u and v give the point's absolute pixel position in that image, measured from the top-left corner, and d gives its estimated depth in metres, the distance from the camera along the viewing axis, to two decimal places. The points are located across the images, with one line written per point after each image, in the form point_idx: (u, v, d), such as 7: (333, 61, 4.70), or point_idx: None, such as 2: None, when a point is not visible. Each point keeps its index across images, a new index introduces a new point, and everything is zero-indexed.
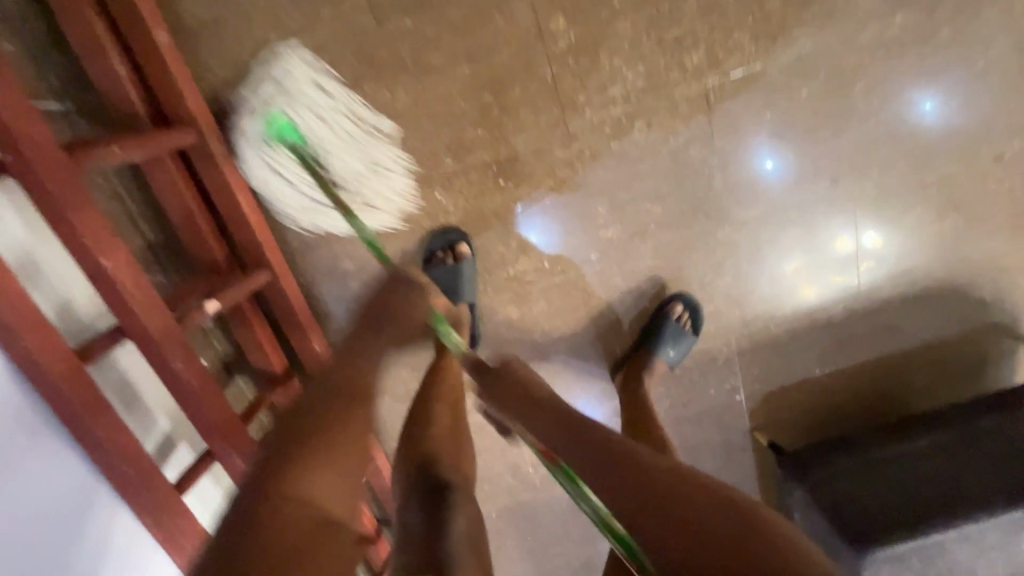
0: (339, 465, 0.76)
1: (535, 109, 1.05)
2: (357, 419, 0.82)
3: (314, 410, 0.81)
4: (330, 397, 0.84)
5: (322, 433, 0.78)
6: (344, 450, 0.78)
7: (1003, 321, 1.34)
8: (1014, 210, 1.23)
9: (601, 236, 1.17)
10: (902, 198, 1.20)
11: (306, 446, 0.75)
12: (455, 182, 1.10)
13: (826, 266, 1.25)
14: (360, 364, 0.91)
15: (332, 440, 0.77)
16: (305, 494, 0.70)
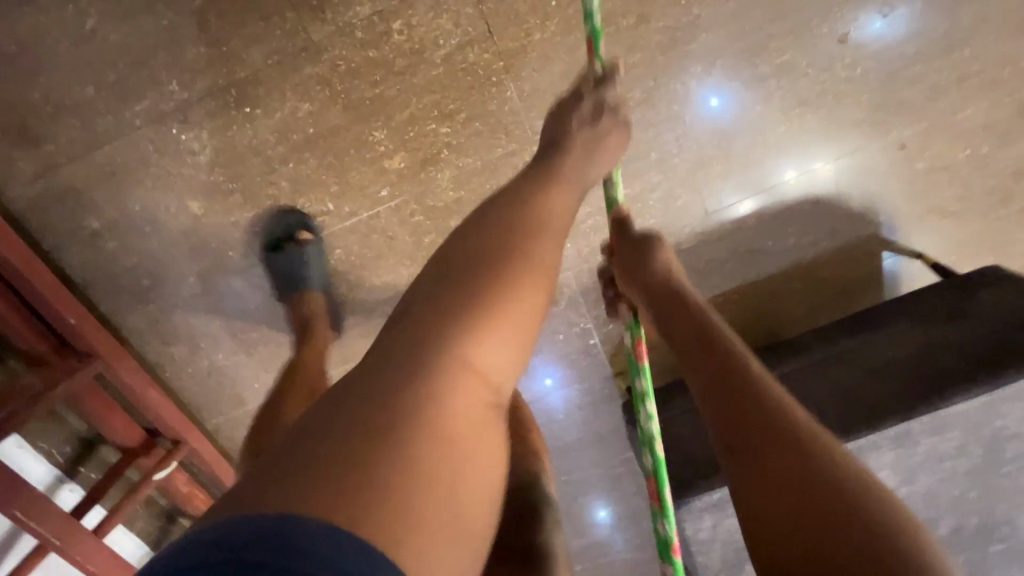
0: (522, 338, 0.53)
1: (264, 14, 0.89)
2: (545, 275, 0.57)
3: (487, 268, 0.54)
4: (501, 256, 0.55)
5: (499, 293, 0.52)
6: (530, 321, 0.54)
7: (880, 231, 1.19)
8: (874, 99, 1.07)
9: (386, 166, 1.01)
10: (744, 93, 1.04)
11: (482, 296, 0.52)
12: (191, 114, 0.93)
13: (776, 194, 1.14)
14: (550, 202, 0.64)
15: (518, 314, 0.53)
16: (478, 361, 0.49)
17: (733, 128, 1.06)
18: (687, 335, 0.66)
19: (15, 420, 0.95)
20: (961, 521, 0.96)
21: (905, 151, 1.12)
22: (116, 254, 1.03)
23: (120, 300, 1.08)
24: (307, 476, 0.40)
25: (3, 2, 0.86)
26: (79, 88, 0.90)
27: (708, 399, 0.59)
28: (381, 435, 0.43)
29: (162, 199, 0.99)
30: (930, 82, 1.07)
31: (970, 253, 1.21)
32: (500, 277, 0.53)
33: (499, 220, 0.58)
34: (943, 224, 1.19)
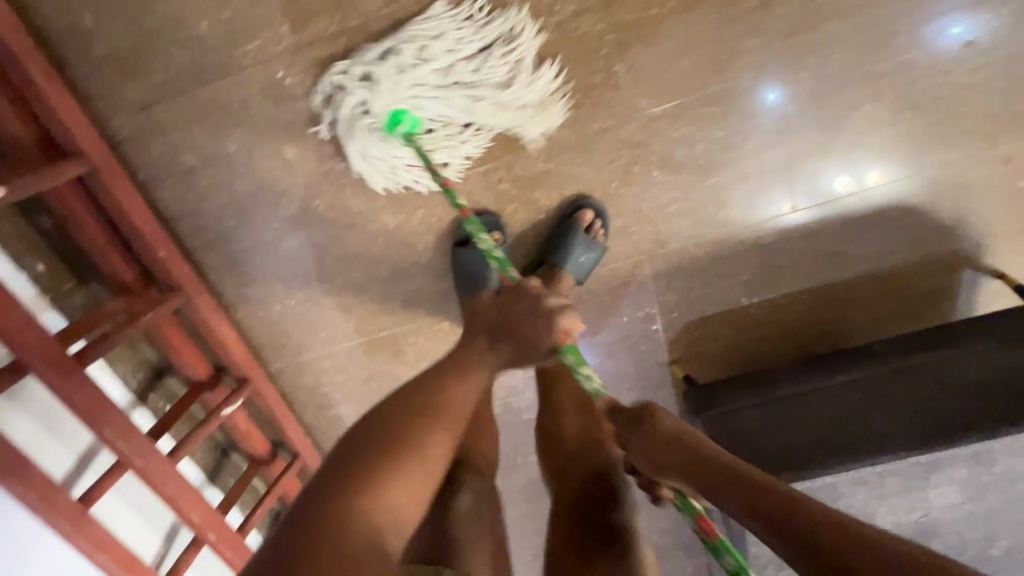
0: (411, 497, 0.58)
1: None
2: (434, 443, 0.62)
3: (380, 443, 0.59)
4: (389, 431, 0.60)
5: (384, 469, 0.57)
6: (416, 482, 0.59)
7: (967, 247, 1.16)
8: (986, 109, 1.03)
9: (482, 131, 1.00)
10: (849, 90, 1.01)
11: (367, 469, 0.57)
12: (300, 59, 0.93)
13: (827, 196, 1.11)
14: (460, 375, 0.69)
15: (405, 482, 0.58)
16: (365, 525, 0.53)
17: (815, 115, 1.02)
18: (678, 463, 0.64)
19: (106, 341, 0.98)
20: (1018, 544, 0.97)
21: (1008, 168, 1.09)
22: (207, 191, 1.05)
23: (205, 238, 1.10)
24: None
25: None
26: (195, 23, 0.91)
27: (717, 501, 0.59)
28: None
29: (258, 141, 1.00)
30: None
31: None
32: (385, 451, 0.59)
33: (396, 400, 0.65)
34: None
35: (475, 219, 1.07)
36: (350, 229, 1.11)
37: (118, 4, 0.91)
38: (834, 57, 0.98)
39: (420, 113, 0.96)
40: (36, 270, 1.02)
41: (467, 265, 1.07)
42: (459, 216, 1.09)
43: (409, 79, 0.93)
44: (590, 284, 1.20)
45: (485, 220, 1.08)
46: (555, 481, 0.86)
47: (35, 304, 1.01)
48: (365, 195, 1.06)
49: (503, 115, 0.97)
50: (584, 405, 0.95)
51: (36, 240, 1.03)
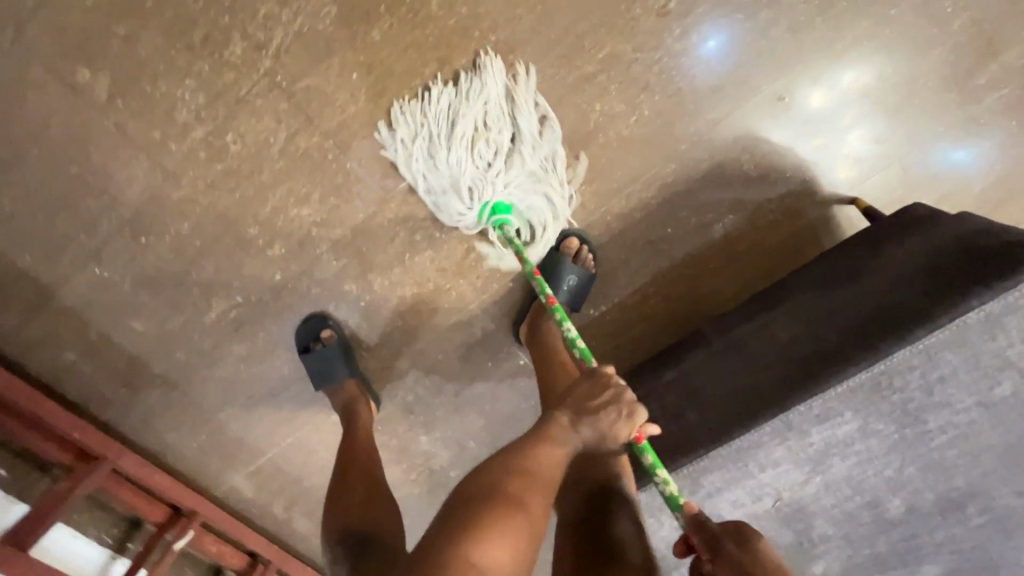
0: (521, 550, 0.62)
1: (122, 164, 1.01)
2: (540, 506, 0.65)
3: (470, 513, 0.62)
4: (508, 502, 0.64)
5: (471, 531, 0.60)
6: (529, 533, 0.63)
7: (792, 187, 1.10)
8: (728, 59, 0.98)
9: (271, 256, 1.11)
10: (744, 32, 0.96)
11: (476, 547, 0.59)
12: (104, 256, 1.09)
13: (796, 126, 1.05)
14: (557, 428, 0.73)
15: (503, 530, 0.61)
16: (472, 573, 0.58)
17: (735, 60, 0.98)
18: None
19: (45, 523, 1.16)
20: (913, 495, 0.89)
21: (786, 103, 1.03)
22: (97, 374, 1.24)
23: (115, 408, 1.29)
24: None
25: None
26: (18, 258, 1.09)
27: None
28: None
29: (112, 323, 1.18)
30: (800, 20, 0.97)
31: (904, 179, 1.10)
32: (474, 523, 0.61)
33: (504, 459, 0.69)
34: (865, 153, 1.08)
35: (302, 327, 1.18)
36: (215, 364, 1.25)
37: None
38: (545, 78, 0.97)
39: (508, 202, 1.03)
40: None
41: (312, 371, 1.16)
42: (292, 324, 1.20)
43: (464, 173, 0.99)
44: (441, 343, 1.24)
45: (311, 324, 1.18)
46: (557, 495, 0.91)
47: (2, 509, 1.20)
48: (210, 334, 1.20)
49: (535, 185, 1.02)
50: None
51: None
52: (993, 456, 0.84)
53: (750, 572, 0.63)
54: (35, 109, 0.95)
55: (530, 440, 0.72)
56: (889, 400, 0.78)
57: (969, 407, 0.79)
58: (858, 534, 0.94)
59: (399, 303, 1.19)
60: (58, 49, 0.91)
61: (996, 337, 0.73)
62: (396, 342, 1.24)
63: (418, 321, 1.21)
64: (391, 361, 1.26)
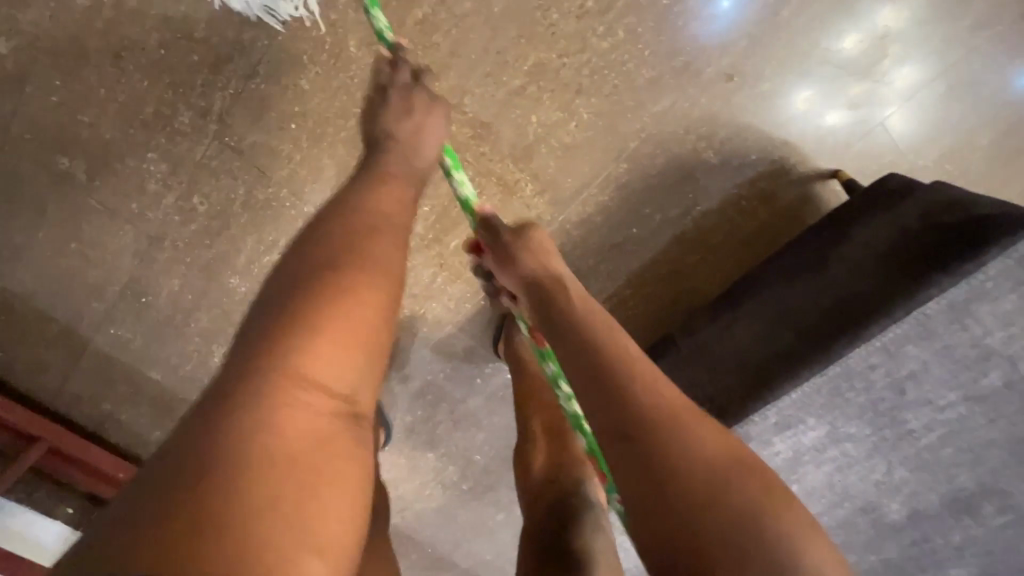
0: (356, 355, 0.51)
1: (113, 234, 1.11)
2: (383, 263, 0.56)
3: (293, 309, 0.51)
4: (335, 277, 0.53)
5: (290, 351, 0.48)
6: (367, 335, 0.52)
7: (764, 168, 1.01)
8: (660, 48, 0.93)
9: (255, 301, 1.18)
10: None
11: (305, 302, 0.51)
12: (116, 317, 1.21)
13: (831, 71, 0.95)
14: (384, 192, 0.63)
15: (334, 330, 0.50)
16: (298, 381, 0.48)
17: (741, 12, 0.93)
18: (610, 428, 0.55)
19: None
20: (913, 498, 0.80)
21: (738, 82, 0.96)
22: (130, 421, 1.36)
23: (151, 450, 1.41)
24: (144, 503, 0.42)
25: None
26: (45, 328, 1.22)
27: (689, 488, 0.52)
28: (205, 479, 0.42)
29: (133, 375, 1.29)
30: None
31: (896, 142, 0.99)
32: (292, 316, 0.50)
33: (327, 228, 0.57)
34: (855, 118, 0.98)
35: None
36: None
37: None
38: (475, 99, 0.95)
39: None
40: (66, 514, 1.39)
41: None
42: None
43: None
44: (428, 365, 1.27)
45: None
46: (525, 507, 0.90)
47: (58, 550, 1.35)
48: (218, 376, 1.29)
49: None
50: (552, 429, 0.93)
51: (52, 503, 1.38)
52: (1006, 455, 0.73)
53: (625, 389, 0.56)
54: (33, 197, 1.07)
55: (355, 199, 0.61)
56: (854, 402, 0.72)
57: (957, 403, 0.70)
58: (861, 542, 0.86)
59: None
60: (40, 144, 1.02)
61: (967, 327, 0.65)
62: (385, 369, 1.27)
63: (401, 347, 1.24)
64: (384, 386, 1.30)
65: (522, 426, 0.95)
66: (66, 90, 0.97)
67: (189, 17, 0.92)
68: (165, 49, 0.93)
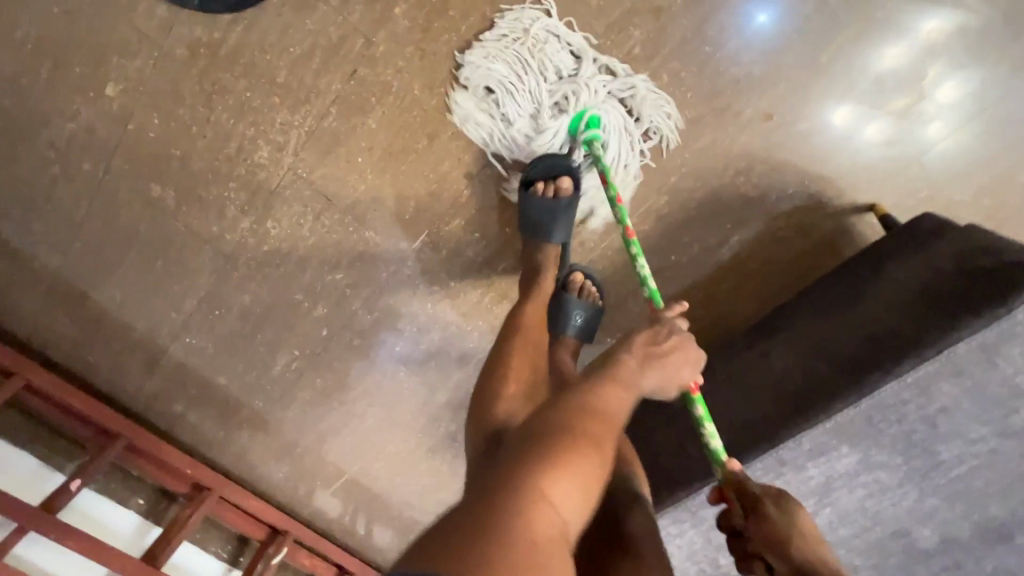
0: (587, 489, 0.58)
1: (195, 254, 1.23)
2: (622, 414, 0.65)
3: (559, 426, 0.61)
4: (594, 423, 0.62)
5: (550, 474, 0.56)
6: (593, 476, 0.59)
7: (801, 201, 1.05)
8: (702, 90, 0.99)
9: (317, 315, 1.28)
10: (795, 11, 0.96)
11: (569, 425, 0.61)
12: (192, 326, 1.33)
13: (879, 90, 0.98)
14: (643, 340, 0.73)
15: (578, 469, 0.58)
16: (549, 496, 0.55)
17: (786, 38, 0.97)
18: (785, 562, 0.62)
19: (169, 544, 1.37)
20: (945, 527, 0.81)
21: (777, 120, 1.01)
22: (198, 421, 1.48)
23: (214, 449, 1.53)
24: (433, 544, 0.48)
25: (66, 304, 1.30)
26: (129, 335, 1.35)
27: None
28: (480, 541, 0.48)
29: (203, 379, 1.41)
30: (814, 5, 0.95)
31: (932, 173, 1.02)
32: (551, 444, 0.58)
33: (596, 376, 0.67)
34: (895, 142, 1.00)
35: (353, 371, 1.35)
36: (286, 408, 1.44)
37: (86, 346, 1.36)
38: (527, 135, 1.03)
39: (596, 113, 0.99)
40: (139, 503, 1.52)
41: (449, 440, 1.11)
42: (343, 370, 1.36)
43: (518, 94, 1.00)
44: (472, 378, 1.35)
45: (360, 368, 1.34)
46: None
47: (131, 536, 1.47)
48: (279, 383, 1.40)
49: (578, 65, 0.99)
50: None
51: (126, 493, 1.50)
52: None
53: (789, 540, 0.62)
54: (128, 220, 1.19)
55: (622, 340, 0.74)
56: (887, 433, 0.76)
57: (987, 437, 0.73)
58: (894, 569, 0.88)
59: (428, 347, 1.30)
60: (138, 173, 1.14)
61: (997, 366, 0.69)
62: (432, 381, 1.35)
63: (447, 361, 1.32)
64: (430, 396, 1.38)
65: None
66: (163, 127, 1.09)
67: (272, 64, 1.02)
68: (250, 93, 1.04)
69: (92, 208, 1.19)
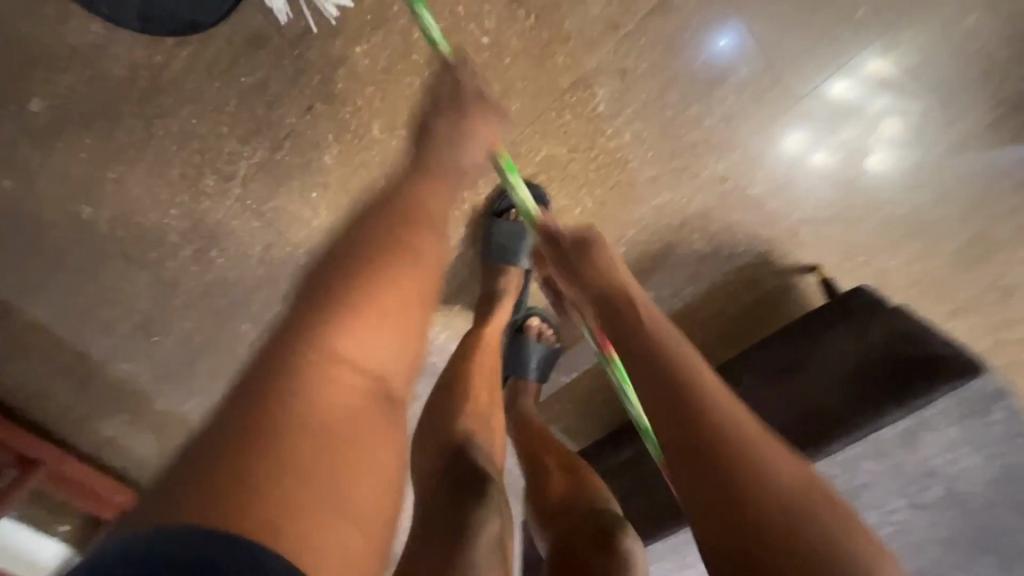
0: (398, 346, 0.54)
1: (130, 279, 1.15)
2: (429, 240, 0.59)
3: (349, 278, 0.54)
4: (388, 250, 0.56)
5: (341, 323, 0.52)
6: (404, 313, 0.55)
7: (750, 259, 1.09)
8: (662, 149, 1.01)
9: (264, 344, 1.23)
10: (756, 35, 0.95)
11: (353, 277, 0.54)
12: (126, 352, 1.25)
13: (829, 121, 0.99)
14: (434, 179, 0.66)
15: (381, 318, 0.53)
16: (346, 355, 0.51)
17: (743, 64, 0.96)
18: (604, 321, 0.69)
19: None
20: None
21: (731, 183, 1.03)
22: (130, 447, 1.39)
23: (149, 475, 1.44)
24: (190, 461, 0.44)
25: None
26: (54, 359, 1.25)
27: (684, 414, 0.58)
28: (254, 440, 0.45)
29: (138, 404, 1.33)
30: (773, 36, 0.95)
31: (871, 227, 1.06)
32: (343, 296, 0.53)
33: (381, 203, 0.61)
34: (836, 175, 1.02)
35: None
36: None
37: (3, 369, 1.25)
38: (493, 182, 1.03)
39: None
40: None
41: None
42: None
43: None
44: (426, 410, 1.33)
45: None
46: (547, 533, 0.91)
47: None
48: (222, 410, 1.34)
49: None
50: (568, 464, 1.00)
51: None
52: (947, 557, 0.82)
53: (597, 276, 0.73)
54: (54, 241, 1.10)
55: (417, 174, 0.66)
56: None
57: (902, 508, 0.79)
58: None
59: None
60: (66, 193, 1.05)
61: (915, 448, 0.75)
62: None
63: None
64: None
65: (540, 463, 1.00)
66: (96, 147, 1.01)
67: (220, 91, 0.96)
68: (196, 119, 0.98)
69: (13, 226, 1.09)
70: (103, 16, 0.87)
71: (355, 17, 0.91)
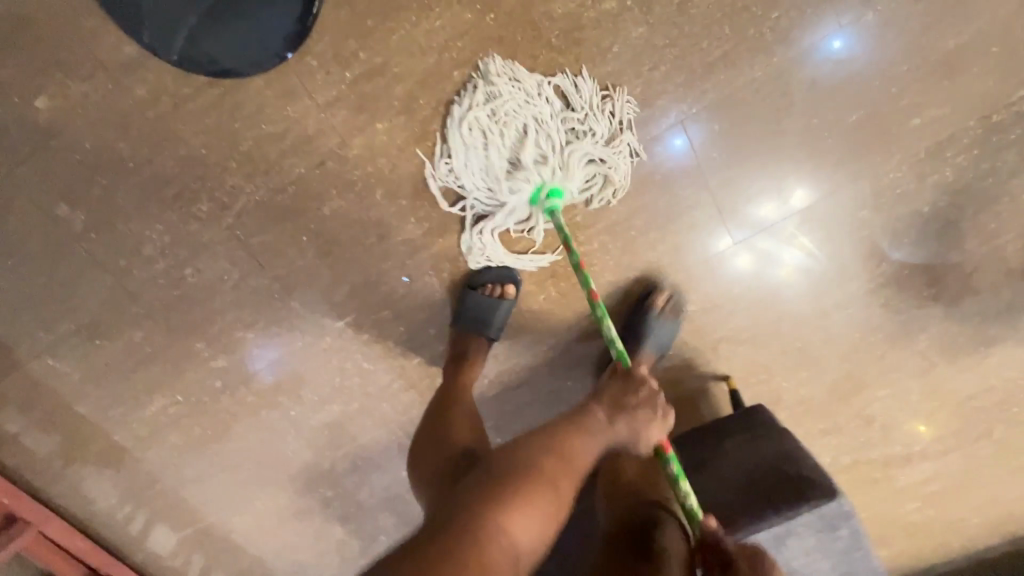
0: (541, 526, 0.68)
1: (89, 282, 1.13)
2: (578, 458, 0.75)
3: (517, 464, 0.71)
4: (548, 462, 0.72)
5: (508, 512, 0.66)
6: (555, 507, 0.70)
7: (676, 363, 1.27)
8: (622, 262, 1.16)
9: (214, 366, 1.24)
10: (705, 148, 1.07)
11: (530, 462, 0.71)
12: (61, 350, 1.20)
13: (753, 236, 1.15)
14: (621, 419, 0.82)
15: (541, 495, 0.69)
16: (506, 531, 0.64)
17: (690, 171, 1.09)
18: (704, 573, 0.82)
19: None
20: None
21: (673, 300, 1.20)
22: (33, 447, 1.31)
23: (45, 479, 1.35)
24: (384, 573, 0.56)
25: None
26: None
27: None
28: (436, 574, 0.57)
29: (57, 404, 1.26)
30: (719, 153, 1.08)
31: (776, 350, 1.26)
32: (518, 469, 0.71)
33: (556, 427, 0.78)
34: (755, 279, 1.19)
35: (240, 423, 1.31)
36: (149, 449, 1.34)
37: None
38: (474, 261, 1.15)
39: (561, 187, 1.04)
40: None
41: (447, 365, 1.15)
42: (227, 424, 1.31)
43: (528, 109, 0.99)
44: (363, 451, 1.37)
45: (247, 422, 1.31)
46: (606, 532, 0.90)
47: None
48: (150, 422, 1.31)
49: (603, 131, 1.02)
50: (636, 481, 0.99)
51: None
52: None
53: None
54: (17, 230, 1.08)
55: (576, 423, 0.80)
56: None
57: None
58: None
59: (326, 416, 1.31)
60: (46, 189, 1.05)
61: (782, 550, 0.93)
62: (322, 448, 1.36)
63: (340, 433, 1.34)
64: (315, 461, 1.37)
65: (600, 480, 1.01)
66: (93, 153, 1.02)
67: (236, 133, 1.02)
68: (205, 150, 1.02)
69: None
70: (143, 45, 0.93)
71: (376, 97, 1.00)
